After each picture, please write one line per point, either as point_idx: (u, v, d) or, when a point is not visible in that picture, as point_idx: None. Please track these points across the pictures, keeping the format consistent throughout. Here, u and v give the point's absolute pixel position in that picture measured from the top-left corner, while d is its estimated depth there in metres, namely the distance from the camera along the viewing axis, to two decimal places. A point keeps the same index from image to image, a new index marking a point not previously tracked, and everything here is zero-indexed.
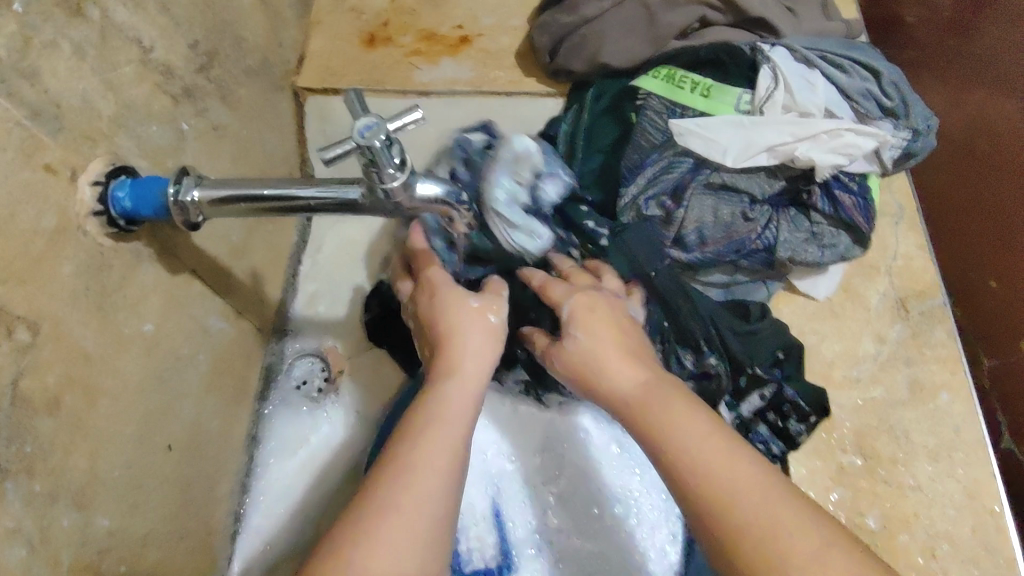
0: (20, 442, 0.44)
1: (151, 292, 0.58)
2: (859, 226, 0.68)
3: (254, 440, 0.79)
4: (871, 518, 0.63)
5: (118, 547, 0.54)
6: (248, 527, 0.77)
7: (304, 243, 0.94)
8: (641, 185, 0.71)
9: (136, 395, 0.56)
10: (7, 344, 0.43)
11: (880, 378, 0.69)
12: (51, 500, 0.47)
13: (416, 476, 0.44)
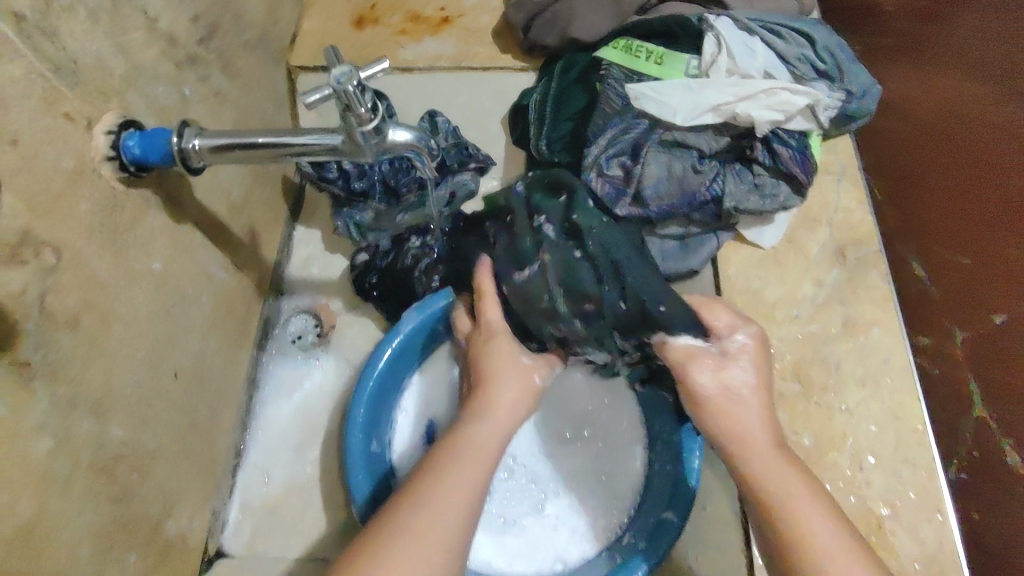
0: (46, 350, 0.51)
1: (158, 236, 0.65)
2: (797, 177, 0.74)
3: (252, 384, 0.88)
4: (805, 437, 0.70)
5: (128, 456, 0.62)
6: (247, 462, 0.85)
7: (298, 210, 1.01)
8: (601, 145, 0.77)
9: (143, 326, 0.64)
10: (35, 263, 0.50)
11: (816, 317, 0.76)
12: (71, 404, 0.54)
13: (456, 483, 0.54)
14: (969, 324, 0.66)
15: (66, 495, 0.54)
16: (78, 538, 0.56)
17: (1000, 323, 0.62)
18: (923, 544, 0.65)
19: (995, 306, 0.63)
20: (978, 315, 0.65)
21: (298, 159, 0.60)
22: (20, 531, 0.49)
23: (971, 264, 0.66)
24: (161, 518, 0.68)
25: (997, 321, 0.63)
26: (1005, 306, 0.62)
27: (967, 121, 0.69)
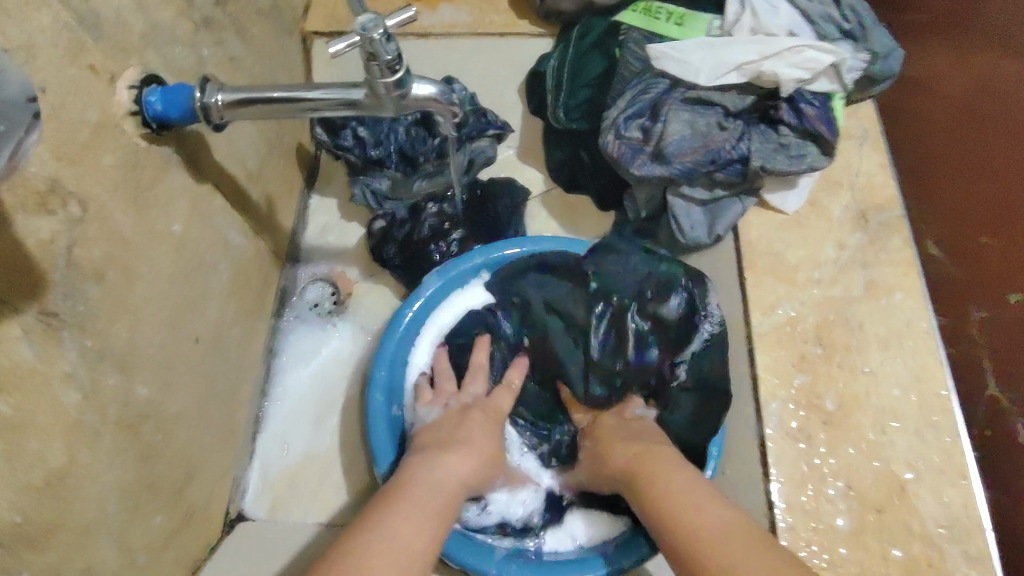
0: (74, 302, 0.51)
1: (179, 196, 0.65)
2: (823, 136, 0.73)
3: (270, 352, 0.89)
4: (827, 400, 0.69)
5: (153, 414, 0.62)
6: (266, 428, 0.86)
7: (313, 181, 1.01)
8: (622, 107, 0.77)
9: (166, 286, 0.64)
10: (63, 214, 0.50)
11: (839, 279, 0.75)
12: (99, 357, 0.55)
13: (397, 522, 0.52)
14: (984, 303, 0.68)
15: (95, 447, 0.54)
16: (108, 492, 0.56)
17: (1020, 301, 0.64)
18: (946, 507, 0.64)
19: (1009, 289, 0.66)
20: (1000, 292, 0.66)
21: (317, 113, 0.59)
22: (52, 479, 0.50)
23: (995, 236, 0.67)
24: (186, 477, 0.69)
25: (1014, 299, 0.64)
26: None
27: (996, 76, 0.69)
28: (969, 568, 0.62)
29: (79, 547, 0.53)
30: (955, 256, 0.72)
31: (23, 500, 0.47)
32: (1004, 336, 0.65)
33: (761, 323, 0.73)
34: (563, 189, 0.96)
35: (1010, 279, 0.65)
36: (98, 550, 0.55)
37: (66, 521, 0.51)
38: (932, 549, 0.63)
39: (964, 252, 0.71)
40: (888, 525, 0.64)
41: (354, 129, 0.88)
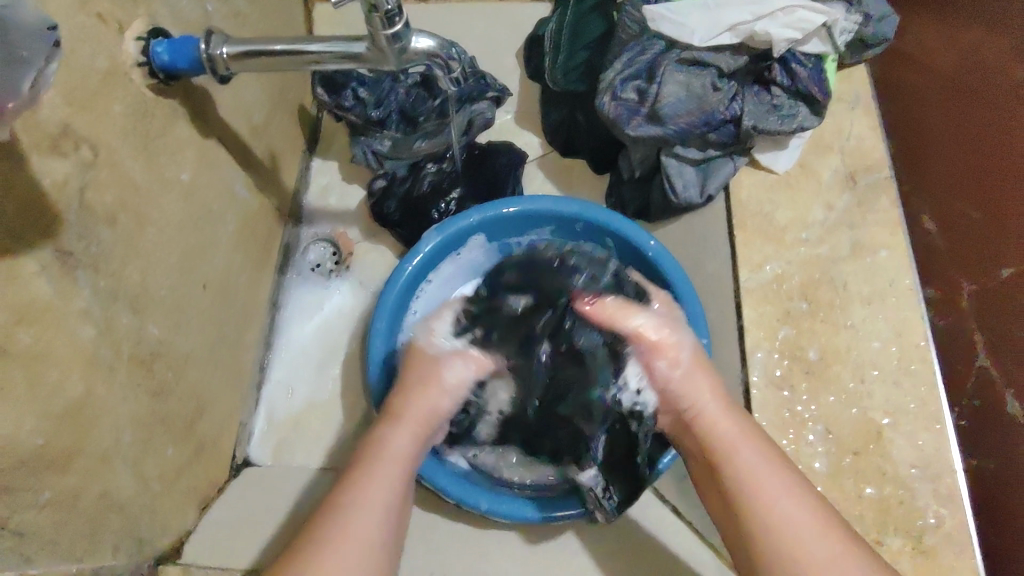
0: (88, 243, 0.54)
1: (186, 147, 0.67)
2: (814, 96, 0.75)
3: (275, 306, 0.91)
4: (810, 351, 0.72)
5: (163, 356, 0.65)
6: (271, 378, 0.89)
7: (315, 143, 1.03)
8: (617, 68, 0.78)
9: (175, 234, 0.66)
10: (76, 157, 0.52)
11: (826, 239, 0.77)
12: (112, 297, 0.57)
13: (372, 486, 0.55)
14: (974, 275, 0.68)
15: (111, 381, 0.57)
16: (123, 424, 0.59)
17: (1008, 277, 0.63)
18: (920, 451, 0.67)
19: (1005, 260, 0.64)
20: (984, 266, 0.67)
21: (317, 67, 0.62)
22: (70, 408, 0.53)
23: (976, 214, 0.68)
24: (194, 419, 0.72)
25: (1005, 275, 0.64)
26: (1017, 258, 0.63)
27: (981, 64, 0.69)
28: (939, 508, 0.65)
29: (96, 473, 0.56)
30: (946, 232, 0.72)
31: (44, 424, 0.50)
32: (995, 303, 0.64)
33: (748, 279, 0.76)
34: (558, 152, 0.98)
35: (1003, 252, 0.64)
36: (114, 479, 0.58)
37: (84, 447, 0.54)
38: (904, 490, 0.66)
39: (955, 227, 0.71)
40: (862, 469, 0.67)
41: (354, 89, 0.89)
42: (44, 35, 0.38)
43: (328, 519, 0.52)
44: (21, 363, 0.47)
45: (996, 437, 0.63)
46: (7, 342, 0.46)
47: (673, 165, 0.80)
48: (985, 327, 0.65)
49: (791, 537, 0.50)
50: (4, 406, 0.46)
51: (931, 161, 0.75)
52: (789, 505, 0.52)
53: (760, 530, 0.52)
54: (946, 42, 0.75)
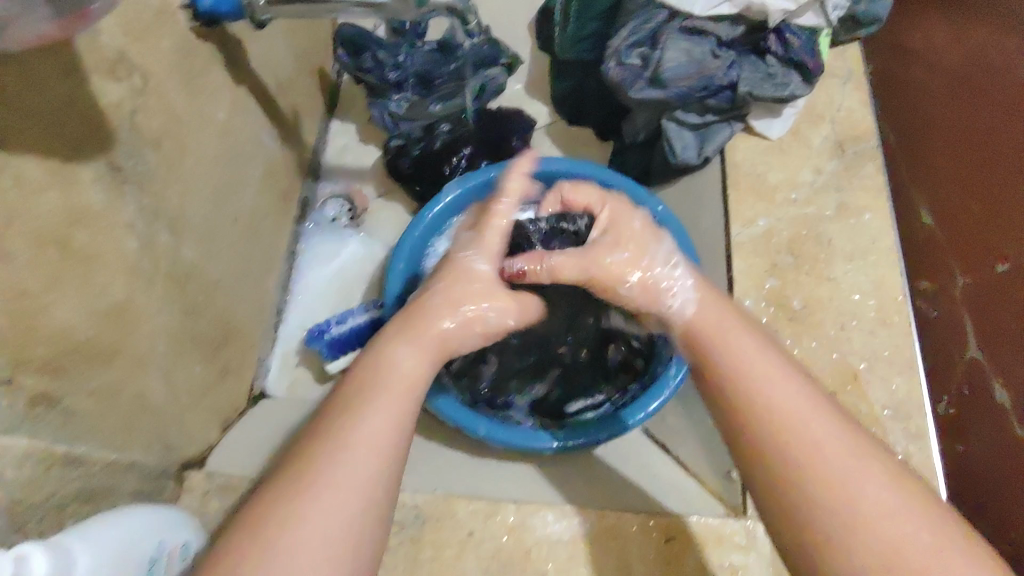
0: (137, 161, 0.59)
1: (222, 90, 0.73)
2: (806, 65, 0.80)
3: (293, 255, 0.97)
4: (795, 300, 0.77)
5: (196, 278, 0.70)
6: (287, 319, 0.94)
7: (334, 104, 1.08)
8: (624, 36, 0.84)
9: (209, 167, 0.71)
10: (129, 83, 0.57)
11: (814, 200, 0.83)
12: (154, 216, 0.62)
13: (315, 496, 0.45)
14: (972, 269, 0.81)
15: (150, 291, 0.63)
16: (158, 334, 0.64)
17: (1005, 270, 0.76)
18: (892, 393, 0.72)
19: (1004, 256, 0.77)
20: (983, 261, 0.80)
21: (337, 15, 0.68)
22: (115, 308, 0.57)
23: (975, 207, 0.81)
24: (221, 345, 0.77)
25: (1001, 268, 0.77)
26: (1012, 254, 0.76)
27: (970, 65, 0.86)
28: (910, 445, 0.70)
29: (135, 375, 0.61)
30: (946, 225, 0.85)
31: (91, 319, 0.55)
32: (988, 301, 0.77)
33: (740, 234, 0.81)
34: (566, 120, 1.04)
35: (1002, 243, 0.77)
36: (149, 382, 0.63)
37: (125, 347, 0.59)
38: (877, 428, 0.71)
39: (956, 221, 0.84)
40: (838, 407, 0.72)
41: (373, 52, 0.95)
42: None
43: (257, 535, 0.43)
44: (77, 258, 0.53)
45: (985, 419, 0.77)
46: (66, 237, 0.51)
47: (671, 127, 0.86)
48: (978, 319, 0.79)
49: (892, 535, 0.43)
50: (61, 294, 0.51)
51: (936, 162, 0.88)
52: (833, 445, 0.46)
53: (813, 524, 0.44)
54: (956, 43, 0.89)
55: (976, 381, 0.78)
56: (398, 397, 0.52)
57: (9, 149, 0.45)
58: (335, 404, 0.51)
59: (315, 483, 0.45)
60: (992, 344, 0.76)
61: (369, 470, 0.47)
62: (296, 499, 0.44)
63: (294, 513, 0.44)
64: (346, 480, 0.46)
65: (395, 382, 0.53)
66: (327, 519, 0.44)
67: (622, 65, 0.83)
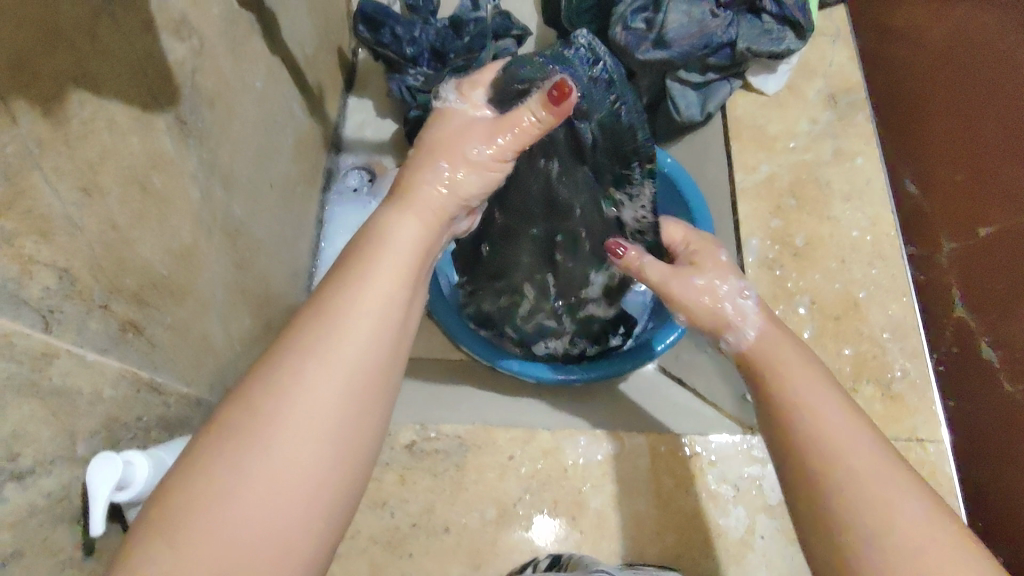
0: (197, 117, 0.64)
1: (259, 59, 0.78)
2: (799, 22, 0.87)
3: (320, 222, 1.02)
4: (798, 238, 0.83)
5: (244, 235, 0.76)
6: (319, 282, 1.00)
7: (351, 83, 1.14)
8: (628, 3, 0.90)
9: (251, 130, 0.76)
10: (189, 43, 0.63)
11: (811, 146, 0.89)
12: (211, 171, 0.68)
13: (313, 365, 0.41)
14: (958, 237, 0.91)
15: (209, 242, 0.68)
16: (216, 282, 0.69)
17: (990, 234, 0.86)
18: (890, 317, 0.79)
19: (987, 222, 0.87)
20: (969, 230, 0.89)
21: None
22: (184, 252, 0.63)
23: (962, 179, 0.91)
24: (264, 301, 0.82)
25: (986, 233, 0.87)
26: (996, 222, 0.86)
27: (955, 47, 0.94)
28: (908, 362, 0.76)
29: (199, 317, 0.66)
30: (933, 195, 0.95)
31: (167, 259, 0.60)
32: (982, 264, 0.86)
33: (744, 181, 0.88)
34: None
35: (989, 214, 0.87)
36: (210, 326, 0.68)
37: (191, 290, 0.64)
38: (878, 348, 0.77)
39: (941, 191, 0.94)
40: (843, 331, 0.78)
41: (391, 28, 1.00)
42: None
43: (245, 410, 0.40)
44: (155, 201, 0.58)
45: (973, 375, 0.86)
46: (146, 179, 0.56)
47: (676, 87, 0.92)
48: (967, 283, 0.89)
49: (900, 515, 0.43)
50: (143, 233, 0.56)
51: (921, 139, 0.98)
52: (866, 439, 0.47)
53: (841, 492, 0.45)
54: (940, 25, 0.97)
55: (962, 338, 0.88)
56: (397, 272, 0.48)
57: (101, 94, 0.50)
58: (332, 277, 0.47)
59: (307, 357, 0.42)
60: (979, 303, 0.87)
61: (366, 350, 0.43)
62: (291, 374, 0.41)
63: (287, 394, 0.40)
64: (343, 367, 0.42)
65: (397, 249, 0.49)
66: (319, 404, 0.41)
67: (628, 32, 0.89)
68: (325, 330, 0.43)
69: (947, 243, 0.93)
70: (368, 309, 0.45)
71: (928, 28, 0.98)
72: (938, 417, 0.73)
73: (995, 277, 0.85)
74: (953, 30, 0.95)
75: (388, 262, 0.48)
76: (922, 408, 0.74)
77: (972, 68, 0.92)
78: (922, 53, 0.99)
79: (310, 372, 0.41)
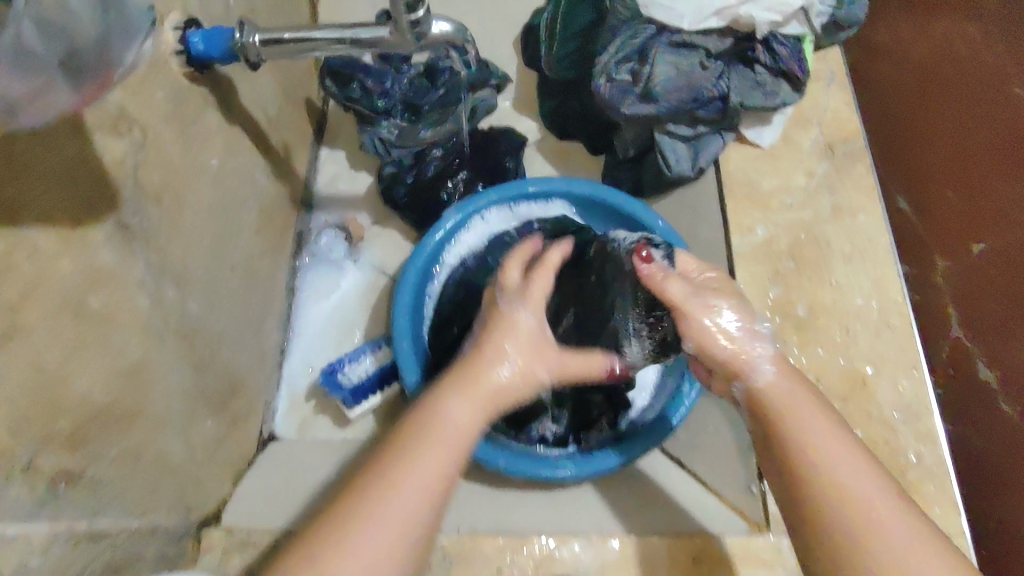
0: (141, 218, 0.58)
1: (214, 135, 0.72)
2: (794, 73, 0.83)
3: (292, 290, 0.96)
4: (799, 306, 0.79)
5: (200, 333, 0.70)
6: (292, 356, 0.94)
7: (322, 133, 1.07)
8: (611, 53, 0.84)
9: (204, 215, 0.70)
10: (130, 138, 0.56)
11: (808, 204, 0.84)
12: (160, 272, 0.62)
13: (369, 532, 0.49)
14: (951, 255, 0.78)
15: (161, 350, 0.62)
16: (172, 393, 0.64)
17: (982, 253, 0.74)
18: (901, 393, 0.74)
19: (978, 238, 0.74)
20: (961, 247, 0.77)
21: (319, 53, 0.67)
22: (131, 370, 0.57)
23: (952, 195, 0.78)
24: (229, 393, 0.77)
25: (979, 250, 0.74)
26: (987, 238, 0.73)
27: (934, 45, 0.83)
28: (921, 446, 0.72)
29: (151, 437, 0.60)
30: (926, 217, 0.82)
31: (111, 384, 0.54)
32: (978, 285, 0.73)
33: (740, 243, 0.83)
34: (555, 135, 1.04)
35: (982, 232, 0.74)
36: (165, 442, 0.62)
37: (143, 409, 0.58)
38: (889, 430, 0.73)
39: (934, 211, 0.81)
40: (851, 409, 0.73)
41: (361, 81, 0.94)
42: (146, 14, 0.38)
43: None
44: (92, 326, 0.52)
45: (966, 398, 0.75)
46: (81, 303, 0.50)
47: (664, 140, 0.86)
48: (961, 310, 0.76)
49: None
50: (80, 365, 0.50)
51: (908, 152, 0.86)
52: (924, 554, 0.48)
53: None
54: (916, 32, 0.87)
55: (958, 363, 0.76)
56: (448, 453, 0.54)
57: (18, 222, 0.44)
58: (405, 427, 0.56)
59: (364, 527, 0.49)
60: (977, 331, 0.74)
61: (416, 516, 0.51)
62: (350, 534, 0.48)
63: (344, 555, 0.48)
64: (387, 532, 0.49)
65: (449, 429, 0.55)
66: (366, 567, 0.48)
67: (613, 83, 0.83)
68: (387, 502, 0.50)
69: (942, 262, 0.81)
70: (423, 473, 0.52)
71: (908, 39, 0.88)
72: (957, 506, 0.69)
73: (991, 302, 0.72)
74: (928, 31, 0.84)
75: (441, 443, 0.54)
76: (943, 498, 0.69)
77: (949, 67, 0.80)
78: (902, 64, 0.89)
79: (366, 533, 0.49)
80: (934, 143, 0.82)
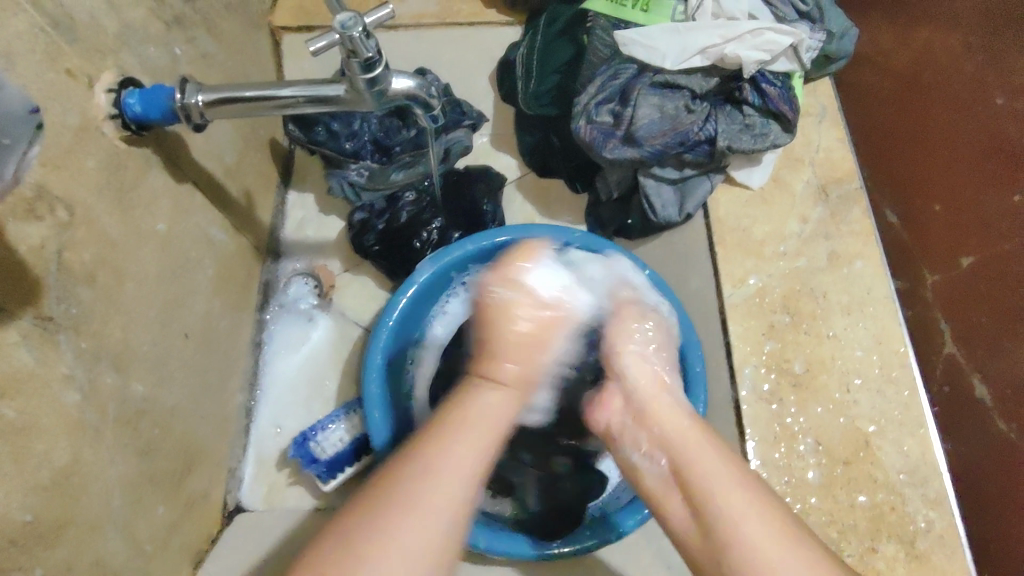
0: (68, 305, 0.52)
1: (160, 196, 0.66)
2: (784, 115, 0.78)
3: (257, 345, 0.90)
4: (796, 363, 0.78)
5: (149, 412, 0.63)
6: (258, 417, 0.88)
7: (289, 176, 1.01)
8: (592, 93, 0.79)
9: (153, 284, 0.64)
10: (51, 219, 0.51)
11: (802, 250, 0.83)
12: (95, 358, 0.55)
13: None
14: (938, 268, 0.82)
15: (98, 445, 0.55)
16: (113, 487, 0.57)
17: (969, 266, 0.80)
18: (905, 457, 0.74)
19: (965, 252, 0.81)
20: (949, 259, 0.81)
21: (288, 112, 0.61)
22: (59, 477, 0.51)
23: (944, 213, 0.83)
24: (184, 472, 0.70)
25: (966, 264, 0.81)
26: (979, 250, 0.80)
27: (936, 68, 0.88)
28: (929, 510, 0.71)
29: (89, 542, 0.54)
30: (915, 231, 0.84)
31: (32, 498, 0.48)
32: (977, 295, 0.79)
33: (732, 294, 0.82)
34: (536, 172, 0.98)
35: (970, 245, 0.81)
36: (106, 545, 0.56)
37: (74, 517, 0.52)
38: (894, 496, 0.72)
39: (923, 227, 0.83)
40: None
41: (327, 124, 0.88)
42: (27, 121, 0.38)
43: None
44: (6, 439, 0.46)
45: (963, 418, 0.76)
46: None
47: (649, 182, 0.82)
48: (951, 314, 0.80)
49: None
50: None
51: (893, 164, 0.87)
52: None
53: None
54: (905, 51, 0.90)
55: (956, 380, 0.78)
56: (423, 525, 0.48)
57: None
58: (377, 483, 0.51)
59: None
60: (972, 343, 0.78)
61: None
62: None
63: None
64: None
65: (440, 484, 0.51)
66: None
67: (595, 124, 0.78)
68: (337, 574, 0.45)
69: (931, 278, 0.82)
70: (408, 547, 0.47)
71: (893, 55, 0.91)
72: None
73: (981, 309, 0.78)
74: (928, 53, 0.88)
75: (414, 509, 0.49)
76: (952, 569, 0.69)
77: (956, 95, 0.86)
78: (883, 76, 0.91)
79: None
80: (919, 162, 0.86)
